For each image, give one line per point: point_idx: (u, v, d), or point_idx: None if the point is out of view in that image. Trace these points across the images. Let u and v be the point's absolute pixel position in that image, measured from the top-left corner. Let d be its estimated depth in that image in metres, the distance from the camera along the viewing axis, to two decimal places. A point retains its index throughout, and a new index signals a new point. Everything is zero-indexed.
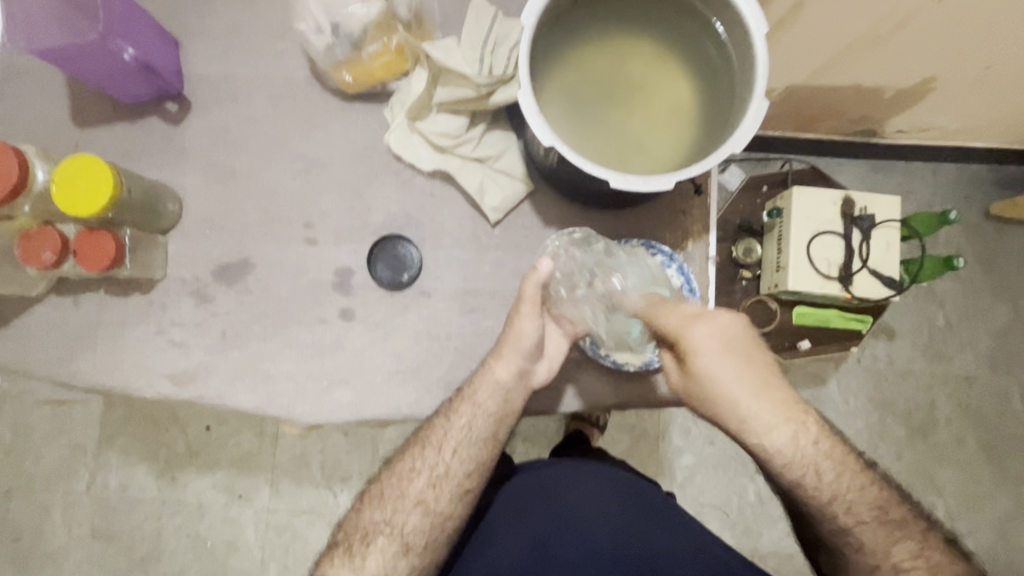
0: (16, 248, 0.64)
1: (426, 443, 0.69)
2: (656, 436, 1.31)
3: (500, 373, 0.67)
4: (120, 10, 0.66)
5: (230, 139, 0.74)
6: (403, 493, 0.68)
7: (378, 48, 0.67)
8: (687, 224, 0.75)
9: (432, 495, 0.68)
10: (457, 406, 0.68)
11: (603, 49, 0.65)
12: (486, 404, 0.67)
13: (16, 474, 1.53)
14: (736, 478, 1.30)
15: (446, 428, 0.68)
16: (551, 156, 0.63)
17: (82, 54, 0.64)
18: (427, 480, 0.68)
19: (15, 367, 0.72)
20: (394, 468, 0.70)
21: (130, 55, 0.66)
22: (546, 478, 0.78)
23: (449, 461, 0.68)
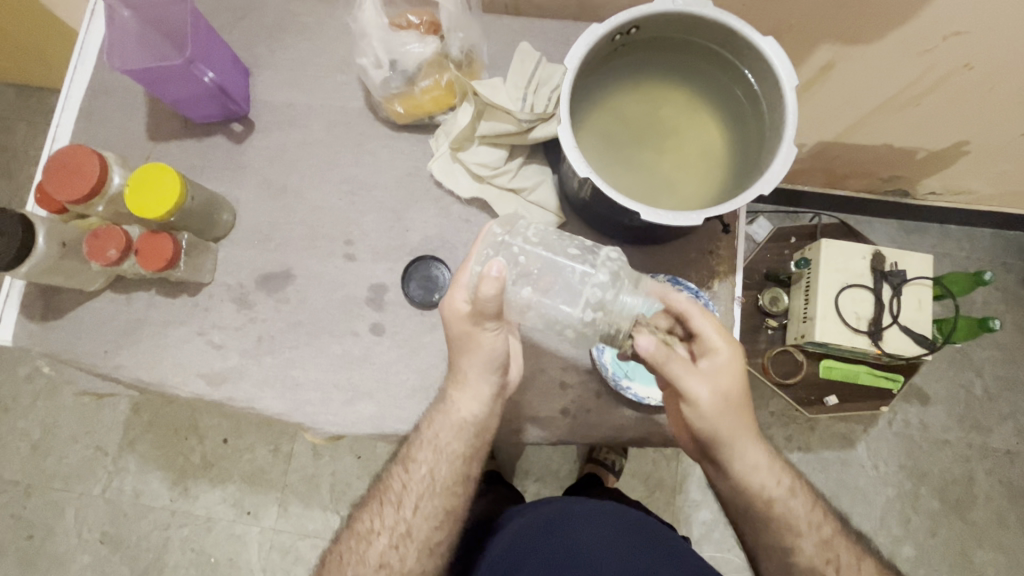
0: (84, 245, 0.69)
1: (384, 498, 0.70)
2: (672, 486, 1.27)
3: (462, 408, 0.67)
4: (204, 40, 0.73)
5: (286, 160, 0.80)
6: (362, 558, 0.68)
7: (431, 83, 0.73)
8: (713, 263, 0.76)
9: (395, 556, 0.68)
10: (414, 454, 0.69)
11: (636, 94, 0.69)
12: (448, 446, 0.68)
13: (39, 472, 1.60)
14: None
15: (404, 480, 0.69)
16: (585, 189, 0.66)
17: (170, 76, 0.71)
18: (389, 539, 0.68)
19: (62, 358, 0.76)
20: (353, 529, 0.71)
21: (210, 79, 0.73)
22: (551, 513, 0.77)
23: (412, 518, 0.68)
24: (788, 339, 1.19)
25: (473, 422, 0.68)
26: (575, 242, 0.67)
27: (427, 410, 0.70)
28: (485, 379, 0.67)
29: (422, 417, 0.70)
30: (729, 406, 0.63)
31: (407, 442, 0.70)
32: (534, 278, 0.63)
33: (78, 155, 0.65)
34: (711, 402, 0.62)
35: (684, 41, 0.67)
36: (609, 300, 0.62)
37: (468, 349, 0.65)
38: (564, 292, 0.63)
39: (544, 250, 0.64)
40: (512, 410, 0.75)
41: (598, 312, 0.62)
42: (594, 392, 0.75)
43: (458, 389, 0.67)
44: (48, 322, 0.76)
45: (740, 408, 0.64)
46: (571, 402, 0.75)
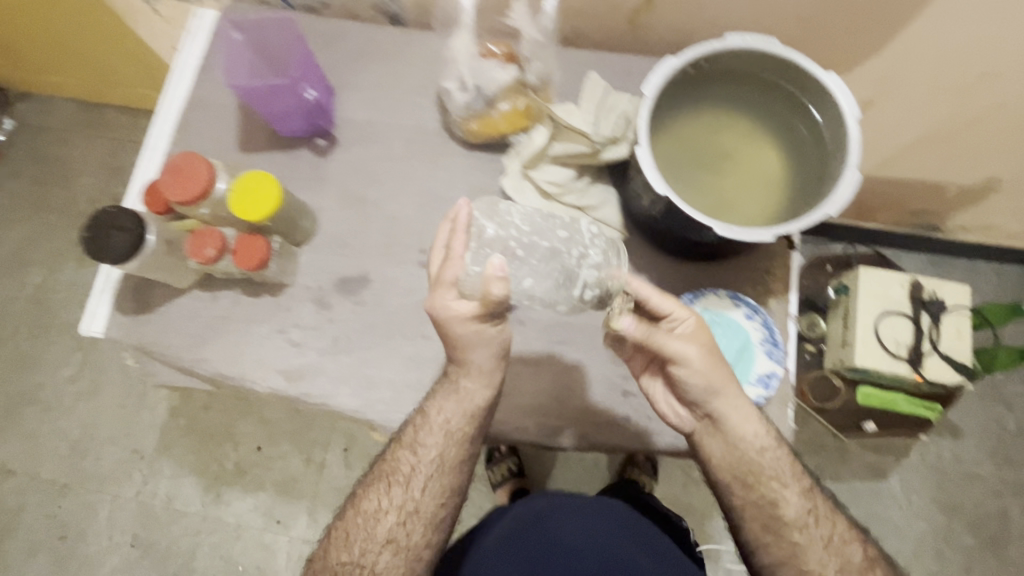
0: (186, 244, 0.74)
1: (392, 480, 0.73)
2: (705, 510, 1.29)
3: (469, 388, 0.72)
4: (306, 61, 0.81)
5: (366, 172, 0.86)
6: (369, 534, 0.72)
7: (509, 107, 0.78)
8: (769, 282, 0.79)
9: (402, 532, 0.72)
10: (422, 437, 0.73)
11: (703, 119, 0.74)
12: (456, 430, 0.72)
13: (77, 471, 1.64)
14: None
15: (413, 461, 0.73)
16: (655, 207, 0.70)
17: (277, 94, 0.78)
18: (397, 517, 0.72)
19: (150, 349, 0.81)
20: (359, 506, 0.74)
21: (312, 95, 0.80)
22: (541, 506, 0.86)
23: (419, 497, 0.72)
24: (825, 364, 1.21)
25: (477, 403, 0.72)
26: (561, 223, 0.69)
27: (434, 394, 0.73)
28: (489, 364, 0.70)
29: (429, 401, 0.73)
30: (712, 366, 0.66)
31: (413, 425, 0.73)
32: (536, 262, 0.64)
33: (192, 161, 0.71)
34: (698, 363, 0.65)
35: (752, 73, 0.72)
36: (604, 275, 0.66)
37: (478, 345, 0.68)
38: (567, 275, 0.65)
39: (535, 235, 0.66)
40: (574, 415, 0.77)
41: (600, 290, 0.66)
42: None
43: (465, 361, 0.69)
44: (140, 316, 0.82)
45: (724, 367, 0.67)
46: (632, 410, 0.77)
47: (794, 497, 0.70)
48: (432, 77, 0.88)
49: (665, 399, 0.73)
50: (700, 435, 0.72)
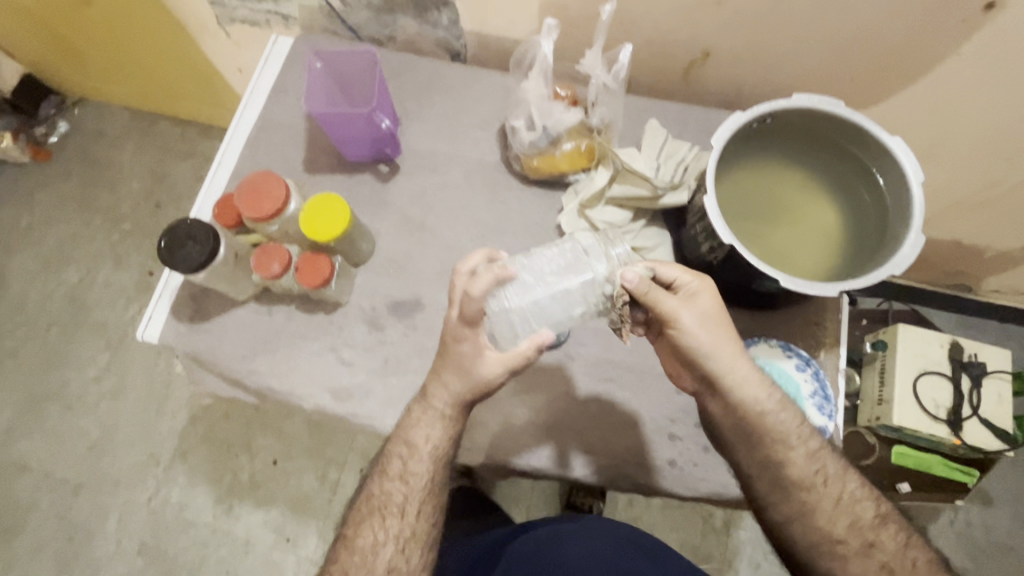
0: (252, 258, 0.77)
1: (383, 511, 0.73)
2: (720, 561, 1.33)
3: (440, 407, 0.71)
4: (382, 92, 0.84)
5: (425, 200, 0.88)
6: (369, 569, 0.70)
7: (572, 147, 0.81)
8: (820, 334, 0.80)
9: (401, 560, 0.71)
10: (408, 464, 0.73)
11: (763, 173, 0.75)
12: (439, 449, 0.72)
13: (92, 472, 1.63)
14: None
15: (402, 492, 0.73)
16: (715, 255, 0.72)
17: (356, 124, 0.82)
18: (394, 547, 0.71)
19: (202, 358, 0.82)
20: (353, 545, 0.73)
21: (387, 125, 0.84)
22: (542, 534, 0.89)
23: (413, 521, 0.72)
24: (860, 420, 1.19)
25: (456, 424, 0.72)
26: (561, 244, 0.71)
27: (411, 424, 0.73)
28: (452, 404, 0.71)
29: (407, 431, 0.73)
30: (711, 328, 0.67)
31: (396, 455, 0.73)
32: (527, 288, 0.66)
33: (268, 181, 0.73)
34: (695, 327, 0.66)
35: (815, 131, 0.74)
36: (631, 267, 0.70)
37: (456, 370, 0.69)
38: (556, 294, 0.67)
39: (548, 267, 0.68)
40: (620, 456, 0.77)
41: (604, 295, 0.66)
42: (701, 446, 0.77)
43: (440, 388, 0.71)
44: (195, 324, 0.83)
45: (724, 327, 0.67)
46: (677, 454, 0.77)
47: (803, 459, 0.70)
48: (495, 115, 0.91)
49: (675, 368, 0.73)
50: (704, 398, 0.72)
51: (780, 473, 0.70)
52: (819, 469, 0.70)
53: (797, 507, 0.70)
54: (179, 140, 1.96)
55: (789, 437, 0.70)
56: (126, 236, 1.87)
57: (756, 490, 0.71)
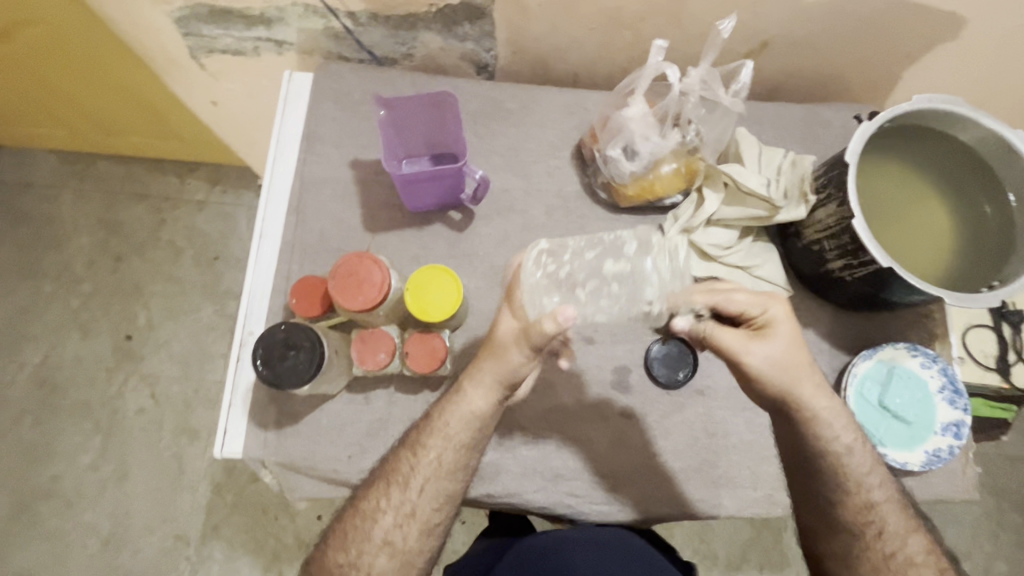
0: (351, 350, 0.67)
1: (391, 480, 0.67)
2: None
3: (471, 397, 0.66)
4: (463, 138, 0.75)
5: (510, 245, 0.80)
6: (368, 537, 0.67)
7: (674, 168, 0.75)
8: (931, 325, 0.80)
9: (399, 535, 0.67)
10: (425, 441, 0.67)
11: (883, 171, 0.73)
12: (456, 435, 0.66)
13: (112, 568, 1.43)
14: None
15: (411, 465, 0.67)
16: (850, 271, 0.70)
17: (449, 177, 0.73)
18: (395, 519, 0.67)
19: (300, 466, 0.72)
20: (360, 509, 0.68)
21: (480, 174, 0.75)
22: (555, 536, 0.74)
23: (417, 500, 0.67)
24: None
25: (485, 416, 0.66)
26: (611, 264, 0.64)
27: (441, 402, 0.68)
28: (489, 396, 0.66)
29: (437, 409, 0.68)
30: (784, 362, 0.62)
31: (417, 429, 0.68)
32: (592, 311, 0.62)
33: (365, 264, 0.63)
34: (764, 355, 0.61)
35: (936, 132, 0.72)
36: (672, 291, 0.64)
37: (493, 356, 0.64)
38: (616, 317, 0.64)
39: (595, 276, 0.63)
40: (770, 484, 0.75)
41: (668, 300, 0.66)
42: None
43: (477, 376, 0.66)
44: (282, 430, 0.72)
45: (798, 360, 0.62)
46: None
47: (862, 504, 0.65)
48: (564, 140, 0.84)
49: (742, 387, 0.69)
50: (771, 425, 0.67)
51: (834, 512, 0.66)
52: (878, 520, 0.65)
53: (845, 549, 0.66)
54: (125, 174, 1.65)
55: (857, 481, 0.65)
56: (85, 297, 1.59)
57: (804, 522, 0.68)
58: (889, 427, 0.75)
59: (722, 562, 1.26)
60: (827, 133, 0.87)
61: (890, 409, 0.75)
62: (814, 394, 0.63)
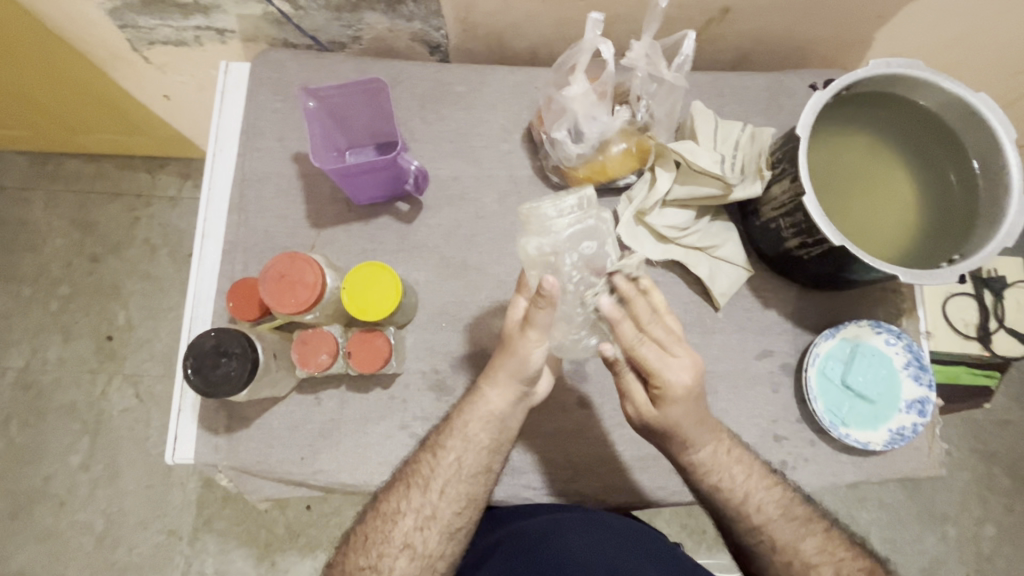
0: (292, 352, 0.65)
1: (410, 482, 0.66)
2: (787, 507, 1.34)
3: (490, 399, 0.66)
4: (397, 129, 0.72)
5: (461, 235, 0.78)
6: (387, 537, 0.65)
7: (623, 148, 0.72)
8: (898, 301, 0.78)
9: (419, 537, 0.65)
10: (445, 441, 0.67)
11: (844, 144, 0.69)
12: (475, 438, 0.66)
13: (107, 566, 1.35)
14: (901, 551, 1.24)
15: (432, 465, 0.66)
16: (807, 250, 0.67)
17: (379, 169, 0.70)
18: (415, 521, 0.65)
19: (254, 470, 0.71)
20: (379, 510, 0.67)
21: (414, 167, 0.72)
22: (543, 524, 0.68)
23: (437, 502, 0.66)
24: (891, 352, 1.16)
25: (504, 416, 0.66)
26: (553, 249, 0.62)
27: (461, 402, 0.68)
28: (509, 395, 0.65)
29: (455, 409, 0.68)
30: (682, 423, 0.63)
31: (436, 431, 0.68)
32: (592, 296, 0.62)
33: (297, 264, 0.62)
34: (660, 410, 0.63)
35: (898, 97, 0.68)
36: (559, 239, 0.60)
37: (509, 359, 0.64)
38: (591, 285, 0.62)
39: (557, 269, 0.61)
40: None
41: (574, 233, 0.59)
42: (808, 440, 0.74)
43: (498, 378, 0.65)
44: (235, 434, 0.72)
45: (696, 415, 0.64)
46: (789, 454, 0.74)
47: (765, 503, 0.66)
48: (515, 123, 0.81)
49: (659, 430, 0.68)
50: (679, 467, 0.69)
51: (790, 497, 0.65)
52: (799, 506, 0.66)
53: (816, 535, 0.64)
54: (85, 161, 1.54)
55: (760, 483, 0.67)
56: (51, 294, 1.48)
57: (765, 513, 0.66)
58: (852, 406, 0.74)
59: (709, 537, 1.22)
60: (792, 104, 0.83)
61: (853, 388, 0.73)
62: (703, 444, 0.65)
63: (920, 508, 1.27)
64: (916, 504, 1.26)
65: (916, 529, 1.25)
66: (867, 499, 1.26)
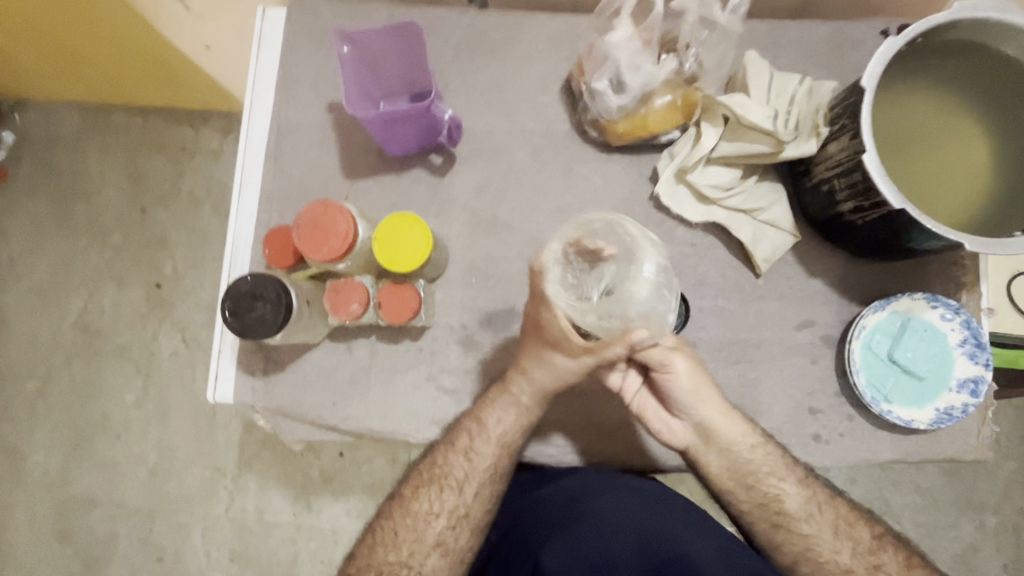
0: (325, 301, 0.66)
1: (442, 482, 0.68)
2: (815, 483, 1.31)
3: (517, 394, 0.67)
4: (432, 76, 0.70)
5: (493, 190, 0.76)
6: (418, 536, 0.67)
7: (668, 101, 0.68)
8: (958, 275, 0.73)
9: (451, 535, 0.67)
10: (476, 444, 0.68)
11: (913, 99, 0.63)
12: (511, 441, 0.67)
13: (159, 495, 1.45)
14: (935, 535, 1.20)
15: (465, 468, 0.67)
16: (863, 215, 0.62)
17: (410, 118, 0.68)
18: (446, 521, 0.67)
19: (288, 411, 0.74)
20: (407, 508, 0.68)
21: (447, 116, 0.70)
22: (572, 486, 0.70)
23: (471, 502, 0.67)
24: None
25: (526, 415, 0.67)
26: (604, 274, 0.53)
27: (489, 402, 0.68)
28: (535, 398, 0.66)
29: (482, 409, 0.68)
30: (696, 389, 0.66)
31: (468, 430, 0.68)
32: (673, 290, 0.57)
33: (328, 213, 0.62)
34: (688, 380, 0.66)
35: (977, 44, 0.61)
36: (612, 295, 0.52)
37: (541, 362, 0.64)
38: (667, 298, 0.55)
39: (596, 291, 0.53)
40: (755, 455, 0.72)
41: (569, 277, 0.54)
42: (845, 415, 0.71)
43: (522, 379, 0.66)
44: (270, 377, 0.75)
45: (705, 382, 0.67)
46: (823, 427, 0.71)
47: (796, 494, 0.66)
48: (553, 73, 0.78)
49: (655, 414, 0.68)
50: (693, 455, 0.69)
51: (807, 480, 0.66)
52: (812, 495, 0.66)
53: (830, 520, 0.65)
54: (131, 113, 1.58)
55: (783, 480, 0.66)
56: (105, 242, 1.55)
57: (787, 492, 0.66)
58: (897, 381, 0.70)
59: None
60: (856, 56, 0.76)
61: (900, 363, 0.69)
62: (728, 416, 0.67)
63: (959, 493, 1.21)
64: (958, 489, 1.20)
65: (954, 514, 1.21)
66: (903, 482, 1.22)
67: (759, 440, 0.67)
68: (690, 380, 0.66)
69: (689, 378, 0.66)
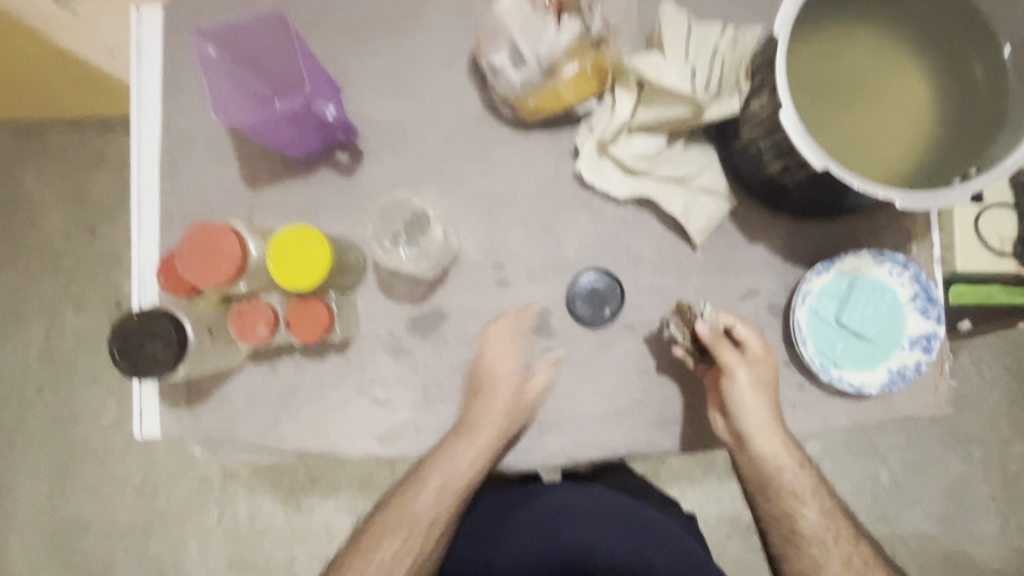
0: (230, 326, 0.62)
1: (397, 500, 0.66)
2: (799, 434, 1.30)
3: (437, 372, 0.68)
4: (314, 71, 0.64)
5: (407, 184, 0.71)
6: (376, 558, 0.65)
7: (577, 69, 0.62)
8: (908, 225, 0.68)
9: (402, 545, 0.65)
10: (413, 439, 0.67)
11: (842, 41, 0.57)
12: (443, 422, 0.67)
13: (150, 513, 1.45)
14: (922, 474, 1.19)
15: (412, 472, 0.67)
16: (794, 175, 0.57)
17: (291, 121, 0.63)
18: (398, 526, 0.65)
19: (223, 439, 0.71)
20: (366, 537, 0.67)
21: (333, 113, 0.65)
22: (545, 509, 0.72)
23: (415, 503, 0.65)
24: None
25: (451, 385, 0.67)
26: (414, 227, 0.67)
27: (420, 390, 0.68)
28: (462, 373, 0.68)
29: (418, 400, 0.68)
30: (758, 402, 0.62)
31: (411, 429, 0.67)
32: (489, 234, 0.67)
33: (214, 236, 0.57)
34: (747, 391, 0.62)
35: None
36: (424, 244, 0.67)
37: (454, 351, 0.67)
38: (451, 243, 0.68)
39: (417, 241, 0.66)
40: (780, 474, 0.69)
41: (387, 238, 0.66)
42: (797, 384, 0.68)
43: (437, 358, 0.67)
44: (197, 408, 0.71)
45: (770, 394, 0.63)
46: None
47: (814, 513, 0.62)
48: (457, 49, 0.71)
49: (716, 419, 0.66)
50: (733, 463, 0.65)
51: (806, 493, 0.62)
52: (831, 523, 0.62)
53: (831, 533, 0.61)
54: (55, 129, 1.49)
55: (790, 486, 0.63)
56: (52, 267, 1.49)
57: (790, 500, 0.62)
58: (846, 345, 0.66)
59: None
60: None
61: (847, 326, 0.66)
62: (773, 430, 0.63)
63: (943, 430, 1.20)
64: (942, 426, 1.19)
65: (940, 451, 1.19)
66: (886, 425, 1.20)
67: (797, 461, 0.63)
68: (753, 390, 0.62)
69: (757, 389, 0.62)
